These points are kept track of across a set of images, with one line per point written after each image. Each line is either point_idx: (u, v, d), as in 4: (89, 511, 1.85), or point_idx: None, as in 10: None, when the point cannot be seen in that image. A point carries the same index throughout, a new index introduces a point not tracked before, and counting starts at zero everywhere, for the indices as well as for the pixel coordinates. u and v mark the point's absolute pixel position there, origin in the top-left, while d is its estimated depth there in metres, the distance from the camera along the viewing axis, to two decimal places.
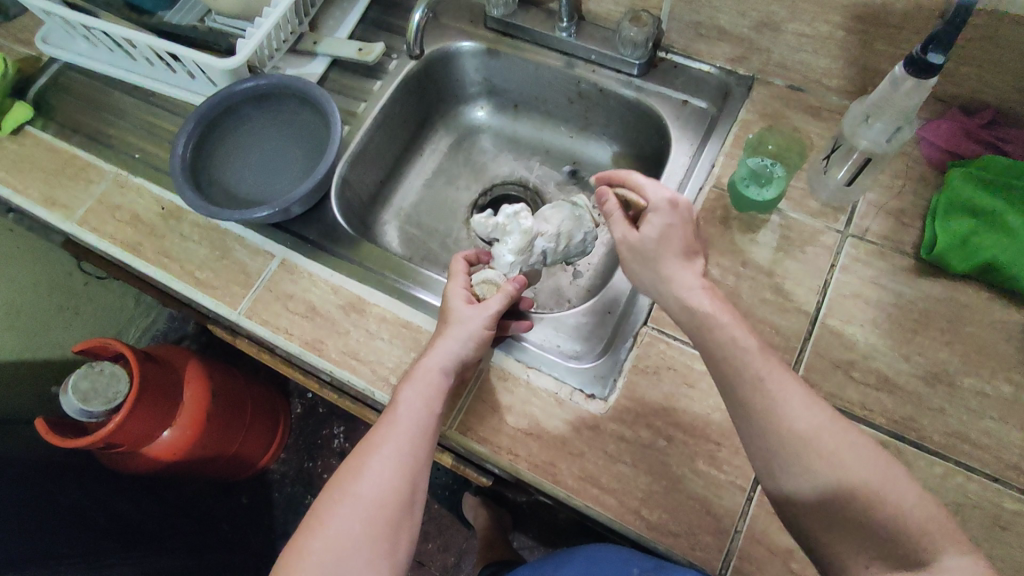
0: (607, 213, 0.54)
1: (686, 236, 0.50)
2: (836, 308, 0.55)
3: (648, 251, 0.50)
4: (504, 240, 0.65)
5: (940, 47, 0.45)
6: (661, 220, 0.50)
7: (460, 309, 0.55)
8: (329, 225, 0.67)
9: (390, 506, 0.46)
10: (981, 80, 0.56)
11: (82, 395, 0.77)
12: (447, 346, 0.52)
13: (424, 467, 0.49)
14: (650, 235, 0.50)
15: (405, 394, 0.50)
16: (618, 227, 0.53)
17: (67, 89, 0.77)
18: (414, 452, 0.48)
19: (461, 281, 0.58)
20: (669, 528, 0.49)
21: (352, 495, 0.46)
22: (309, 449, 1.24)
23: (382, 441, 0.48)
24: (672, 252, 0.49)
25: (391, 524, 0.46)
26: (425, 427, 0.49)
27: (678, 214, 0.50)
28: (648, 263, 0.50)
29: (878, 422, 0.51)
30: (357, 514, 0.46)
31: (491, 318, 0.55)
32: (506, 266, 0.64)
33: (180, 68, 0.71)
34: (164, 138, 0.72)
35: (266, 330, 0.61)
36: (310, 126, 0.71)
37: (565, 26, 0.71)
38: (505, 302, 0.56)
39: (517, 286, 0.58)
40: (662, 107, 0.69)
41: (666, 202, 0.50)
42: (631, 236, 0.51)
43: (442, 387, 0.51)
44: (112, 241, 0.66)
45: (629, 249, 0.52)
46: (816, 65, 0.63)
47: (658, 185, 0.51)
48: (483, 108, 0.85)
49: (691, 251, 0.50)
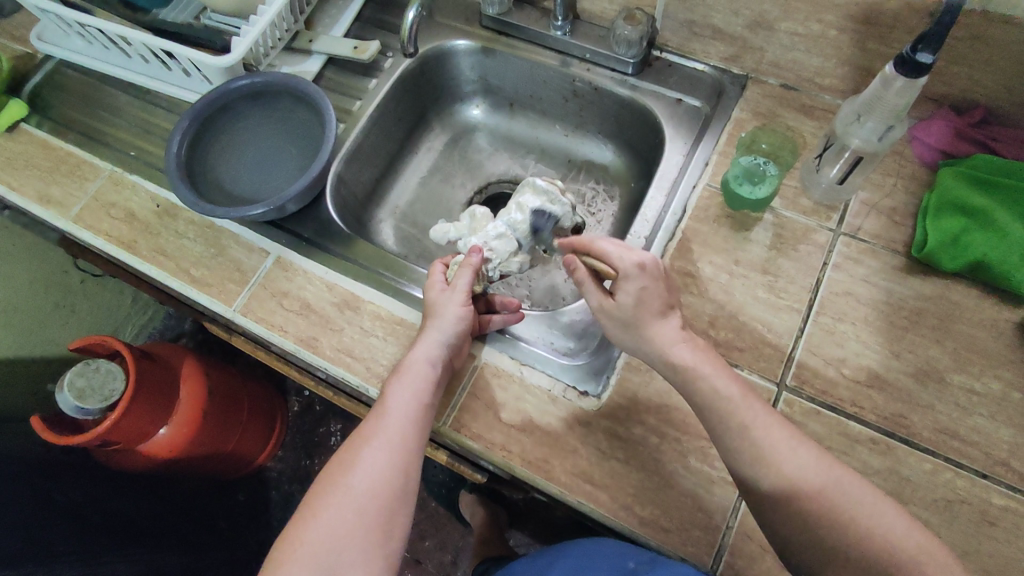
0: (578, 282, 0.53)
1: (661, 293, 0.49)
2: (828, 306, 0.56)
3: (625, 318, 0.49)
4: (463, 236, 0.63)
5: (929, 46, 0.45)
6: (634, 286, 0.49)
7: (442, 301, 0.55)
8: (324, 223, 0.68)
9: (383, 496, 0.47)
10: (971, 79, 0.57)
11: (78, 392, 0.77)
12: (433, 337, 0.53)
13: (416, 457, 0.49)
14: (627, 303, 0.49)
15: (394, 385, 0.51)
16: (592, 296, 0.52)
17: (62, 86, 0.77)
18: (405, 443, 0.49)
19: (437, 266, 0.59)
20: (661, 524, 0.49)
21: (345, 485, 0.47)
22: (306, 447, 1.24)
23: (374, 433, 0.49)
24: (650, 316, 0.49)
25: (385, 514, 0.46)
26: (417, 417, 0.50)
27: (649, 275, 0.49)
28: (630, 328, 0.50)
29: (868, 419, 0.51)
30: (350, 504, 0.46)
31: (466, 297, 0.55)
32: (470, 246, 0.61)
33: (175, 66, 0.71)
34: (160, 136, 0.73)
35: (261, 328, 0.61)
36: (304, 123, 0.71)
37: (560, 24, 0.71)
38: (472, 277, 0.57)
39: (479, 257, 0.59)
40: (656, 105, 0.69)
41: (633, 266, 0.49)
42: (607, 304, 0.51)
43: (431, 377, 0.51)
44: (107, 238, 0.66)
45: (606, 316, 0.51)
46: (809, 64, 0.64)
47: (619, 251, 0.50)
48: (479, 106, 0.85)
49: (667, 308, 0.49)
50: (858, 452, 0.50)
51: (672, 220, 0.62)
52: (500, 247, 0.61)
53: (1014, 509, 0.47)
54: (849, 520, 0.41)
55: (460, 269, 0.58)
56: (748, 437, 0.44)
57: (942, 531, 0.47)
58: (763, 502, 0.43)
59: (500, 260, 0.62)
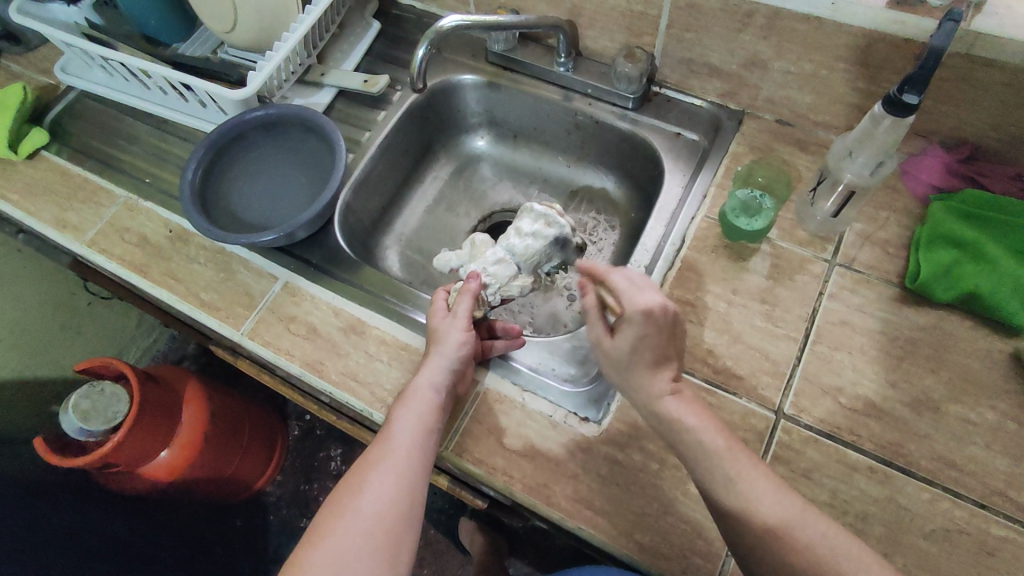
0: (586, 309, 0.53)
1: (660, 342, 0.49)
2: (824, 335, 0.57)
3: (619, 360, 0.50)
4: (463, 263, 0.66)
5: (914, 88, 0.48)
6: (634, 331, 0.49)
7: (444, 327, 0.56)
8: (332, 249, 0.69)
9: (389, 518, 0.47)
10: (959, 118, 0.58)
11: (83, 413, 0.79)
12: (437, 363, 0.54)
13: (422, 481, 0.50)
14: (622, 347, 0.50)
15: (400, 410, 0.52)
16: (594, 327, 0.52)
17: (82, 116, 0.80)
18: (411, 468, 0.49)
19: (438, 293, 0.60)
20: (661, 551, 0.49)
21: (352, 508, 0.48)
22: (306, 471, 1.23)
23: (380, 456, 0.50)
24: (644, 362, 0.49)
25: (392, 536, 0.47)
26: (421, 441, 0.50)
27: (653, 324, 0.48)
28: (623, 369, 0.51)
29: (865, 448, 0.52)
30: (357, 526, 0.47)
31: (467, 322, 0.56)
32: (469, 272, 0.63)
33: (192, 98, 0.73)
34: (174, 164, 0.75)
35: (267, 351, 0.62)
36: (314, 153, 0.73)
37: (563, 61, 0.74)
38: (472, 303, 0.58)
39: (478, 282, 0.60)
40: (656, 139, 0.72)
41: (640, 313, 0.48)
42: (606, 342, 0.51)
43: (435, 402, 0.52)
44: (119, 262, 0.68)
45: (603, 354, 0.52)
46: (801, 101, 0.66)
47: (631, 294, 0.49)
48: (484, 138, 0.87)
49: (664, 359, 0.50)
50: (856, 481, 0.51)
51: (671, 249, 0.64)
52: (499, 271, 0.63)
53: (1012, 539, 0.47)
54: (838, 554, 0.42)
55: (460, 295, 0.59)
56: (739, 474, 0.45)
57: (941, 561, 0.47)
58: (747, 535, 0.44)
59: (500, 285, 0.63)
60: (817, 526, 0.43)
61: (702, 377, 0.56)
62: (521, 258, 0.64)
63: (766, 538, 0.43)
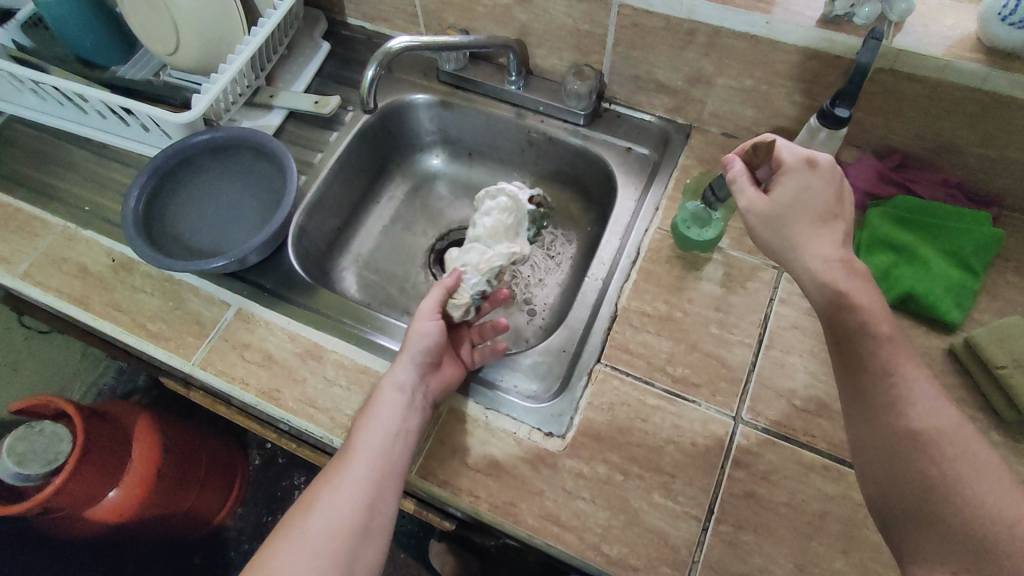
0: (732, 179, 0.50)
1: (827, 198, 0.47)
2: (776, 340, 0.58)
3: (780, 219, 0.47)
4: None
5: (844, 102, 0.53)
6: (799, 180, 0.47)
7: (412, 328, 0.57)
8: (287, 272, 0.67)
9: (340, 535, 0.47)
10: (887, 129, 0.62)
11: (18, 457, 0.75)
12: (400, 367, 0.55)
13: (383, 492, 0.49)
14: (786, 197, 0.47)
15: (365, 420, 0.52)
16: (745, 191, 0.49)
17: (12, 143, 0.76)
18: (369, 481, 0.49)
19: None
20: (629, 562, 0.50)
21: (303, 527, 0.47)
22: (268, 502, 1.18)
23: (338, 471, 0.49)
24: (806, 220, 0.47)
25: (343, 553, 0.46)
26: (384, 454, 0.50)
27: (816, 175, 0.47)
28: (780, 228, 0.47)
29: (821, 447, 0.53)
30: (308, 544, 0.46)
31: (429, 316, 0.58)
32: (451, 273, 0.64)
33: (133, 122, 0.71)
34: (116, 190, 0.72)
35: (220, 381, 0.60)
36: (265, 174, 0.72)
37: (514, 79, 0.75)
38: (438, 297, 0.60)
39: (453, 277, 0.61)
40: (607, 154, 0.74)
41: (801, 163, 0.48)
42: (761, 202, 0.48)
43: (398, 412, 0.52)
44: (57, 294, 0.65)
45: (758, 218, 0.48)
46: (744, 115, 0.68)
47: (793, 147, 0.49)
48: (439, 156, 0.87)
49: (828, 218, 0.47)
50: (813, 480, 0.52)
51: (627, 262, 0.65)
52: (469, 258, 0.65)
53: None
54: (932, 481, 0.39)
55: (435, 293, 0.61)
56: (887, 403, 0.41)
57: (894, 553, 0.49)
58: None
59: (477, 265, 0.64)
60: (945, 438, 0.40)
61: (662, 386, 0.57)
62: (485, 236, 0.66)
63: (896, 466, 0.40)
